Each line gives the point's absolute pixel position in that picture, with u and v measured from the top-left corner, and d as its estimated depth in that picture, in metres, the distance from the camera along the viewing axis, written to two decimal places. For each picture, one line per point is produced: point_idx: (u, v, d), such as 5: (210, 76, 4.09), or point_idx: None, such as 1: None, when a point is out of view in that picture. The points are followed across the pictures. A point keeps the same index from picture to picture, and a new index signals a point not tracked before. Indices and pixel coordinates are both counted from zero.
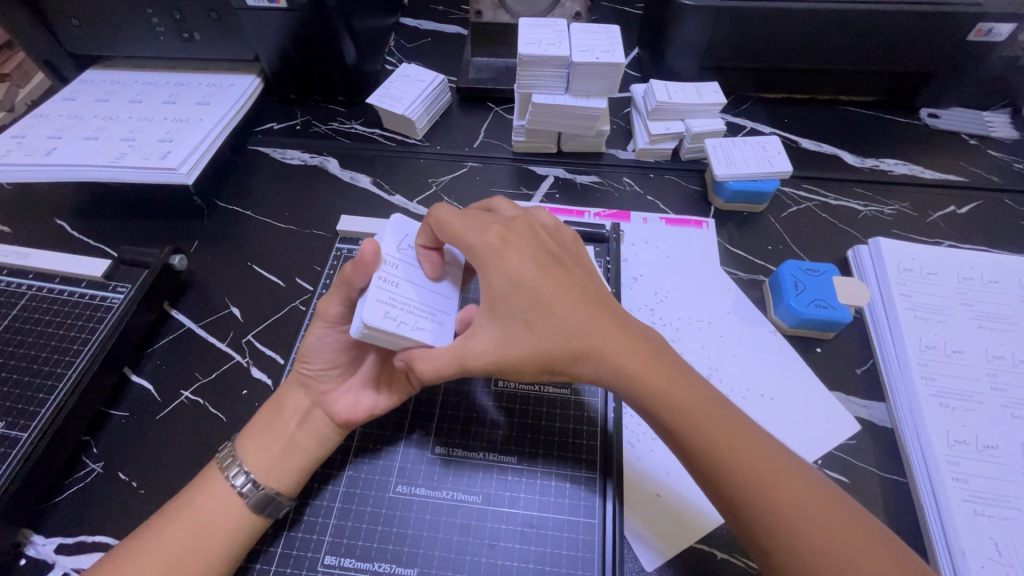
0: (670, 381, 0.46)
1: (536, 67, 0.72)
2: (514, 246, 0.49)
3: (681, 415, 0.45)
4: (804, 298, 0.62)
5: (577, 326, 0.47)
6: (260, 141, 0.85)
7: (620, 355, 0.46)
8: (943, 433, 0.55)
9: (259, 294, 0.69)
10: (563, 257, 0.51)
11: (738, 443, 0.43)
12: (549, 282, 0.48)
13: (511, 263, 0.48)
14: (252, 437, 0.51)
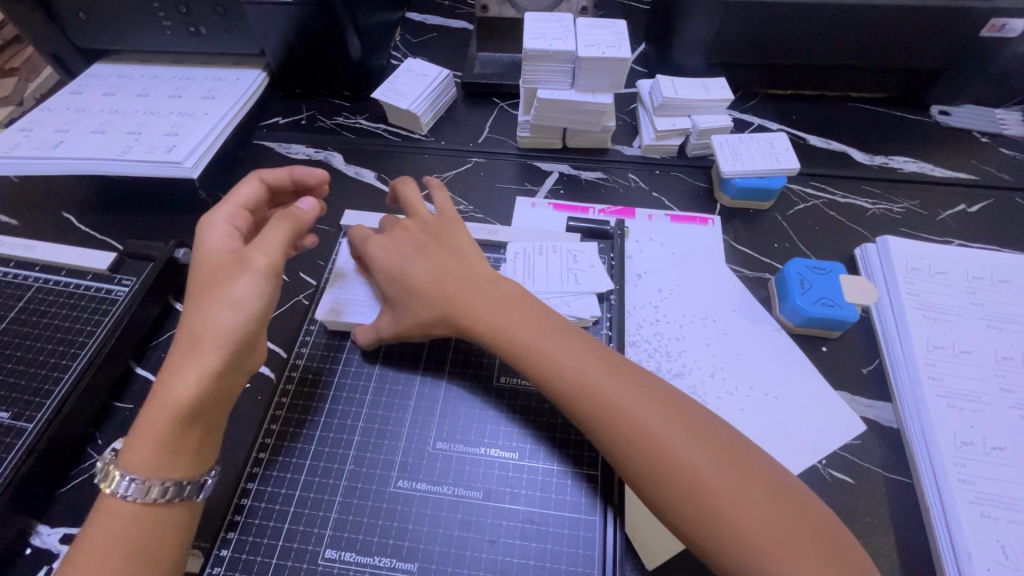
0: (577, 362, 0.48)
1: (541, 62, 0.71)
2: (405, 247, 0.58)
3: (590, 394, 0.47)
4: (809, 296, 0.61)
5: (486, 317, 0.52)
6: (265, 136, 0.85)
7: (531, 337, 0.50)
8: (950, 434, 0.55)
9: None
10: (465, 252, 0.57)
11: (651, 417, 0.45)
12: (448, 275, 0.54)
13: (397, 254, 0.57)
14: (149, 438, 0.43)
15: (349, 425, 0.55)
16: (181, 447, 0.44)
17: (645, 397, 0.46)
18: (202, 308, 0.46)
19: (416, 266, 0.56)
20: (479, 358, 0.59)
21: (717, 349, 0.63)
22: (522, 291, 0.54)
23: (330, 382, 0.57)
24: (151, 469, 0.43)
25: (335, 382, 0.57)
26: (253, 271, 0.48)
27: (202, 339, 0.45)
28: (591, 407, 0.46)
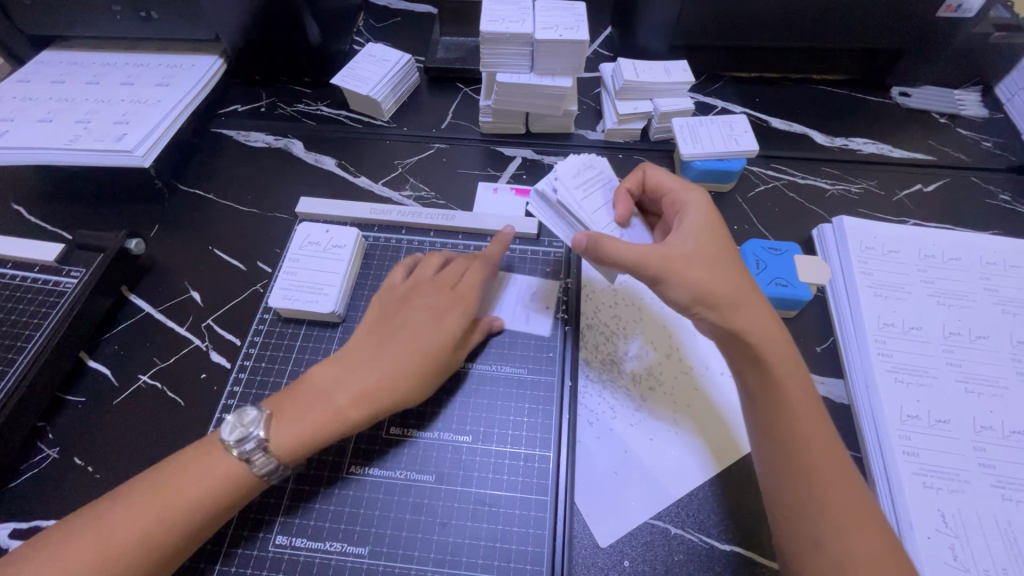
0: (784, 350, 0.49)
1: (499, 45, 0.70)
2: (706, 228, 0.53)
3: (786, 371, 0.48)
4: (764, 276, 0.62)
5: (755, 305, 0.50)
6: (223, 124, 0.84)
7: (760, 318, 0.49)
8: (896, 408, 0.56)
9: (220, 279, 0.68)
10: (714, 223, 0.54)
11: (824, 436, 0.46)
12: (715, 241, 0.52)
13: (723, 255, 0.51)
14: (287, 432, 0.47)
15: None
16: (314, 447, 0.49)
17: (820, 410, 0.48)
18: (407, 378, 0.50)
19: (703, 224, 0.53)
20: None
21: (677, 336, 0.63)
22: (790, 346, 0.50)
23: (284, 371, 0.57)
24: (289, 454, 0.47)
25: (289, 369, 0.57)
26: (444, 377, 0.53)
27: (385, 397, 0.49)
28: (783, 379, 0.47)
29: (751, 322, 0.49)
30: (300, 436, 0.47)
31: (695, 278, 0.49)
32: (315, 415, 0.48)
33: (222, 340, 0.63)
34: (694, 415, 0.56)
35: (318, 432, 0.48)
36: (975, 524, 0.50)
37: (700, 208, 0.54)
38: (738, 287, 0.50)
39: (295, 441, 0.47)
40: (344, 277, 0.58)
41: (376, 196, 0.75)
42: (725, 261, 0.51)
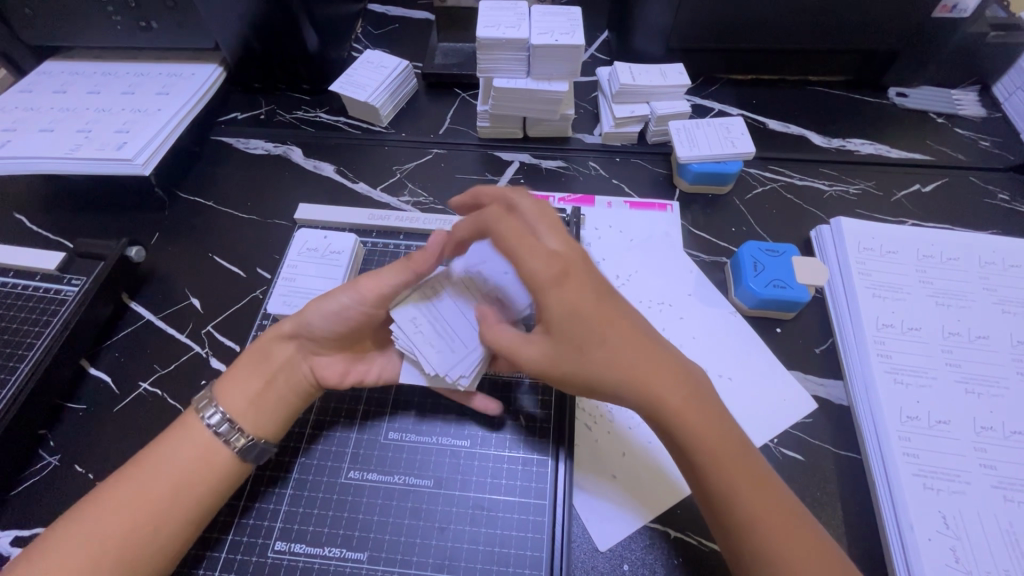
0: (711, 429, 0.44)
1: (495, 50, 0.71)
2: (566, 277, 0.48)
3: (720, 453, 0.43)
4: (761, 278, 0.62)
5: (666, 377, 0.45)
6: (223, 132, 0.84)
7: (678, 399, 0.44)
8: (896, 409, 0.56)
9: (219, 286, 0.68)
10: (587, 283, 0.48)
11: (756, 490, 0.42)
12: (592, 311, 0.47)
13: (574, 298, 0.47)
14: (233, 388, 0.51)
15: (302, 417, 0.55)
16: (263, 396, 0.51)
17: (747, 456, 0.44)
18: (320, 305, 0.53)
19: (568, 289, 0.47)
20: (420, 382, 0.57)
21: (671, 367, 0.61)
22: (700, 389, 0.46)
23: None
24: (238, 403, 0.50)
25: None
26: (353, 291, 0.52)
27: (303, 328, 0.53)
28: (716, 464, 0.43)
29: (668, 407, 0.44)
30: (245, 385, 0.51)
31: (581, 357, 0.46)
32: (249, 367, 0.52)
33: (222, 346, 0.63)
34: (618, 471, 0.53)
35: (261, 379, 0.52)
36: (976, 526, 0.49)
37: (555, 279, 0.47)
38: (630, 363, 0.45)
39: (243, 401, 0.50)
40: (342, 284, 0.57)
41: (374, 201, 0.76)
42: (614, 334, 0.46)
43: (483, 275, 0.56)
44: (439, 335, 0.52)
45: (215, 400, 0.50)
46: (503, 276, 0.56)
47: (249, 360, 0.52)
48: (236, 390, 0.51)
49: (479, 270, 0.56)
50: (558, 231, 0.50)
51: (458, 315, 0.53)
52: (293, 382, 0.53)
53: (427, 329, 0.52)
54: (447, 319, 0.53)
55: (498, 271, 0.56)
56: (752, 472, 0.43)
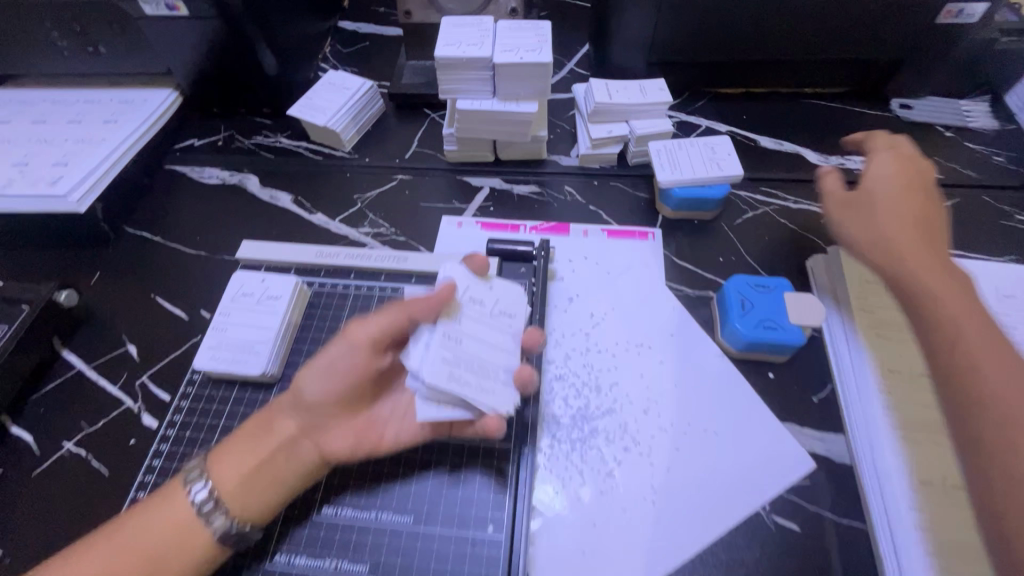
0: (1020, 385, 0.40)
1: (457, 70, 0.66)
2: (889, 176, 0.54)
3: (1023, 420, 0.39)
4: (749, 319, 0.56)
5: (948, 282, 0.47)
6: (178, 160, 0.79)
7: (941, 287, 0.46)
8: (905, 472, 0.49)
9: (161, 330, 0.63)
10: (920, 217, 0.51)
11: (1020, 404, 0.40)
12: (924, 246, 0.49)
13: (911, 199, 0.52)
14: (229, 462, 0.45)
15: None
16: (259, 475, 0.45)
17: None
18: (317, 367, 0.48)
19: (880, 225, 0.51)
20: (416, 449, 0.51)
21: (658, 413, 0.55)
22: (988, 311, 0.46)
23: (209, 440, 0.50)
24: (235, 480, 0.44)
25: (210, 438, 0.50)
26: (350, 342, 0.48)
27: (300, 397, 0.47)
28: (961, 366, 0.43)
29: (944, 334, 0.44)
30: (243, 461, 0.45)
31: (891, 231, 0.51)
32: (247, 442, 0.46)
33: (157, 400, 0.57)
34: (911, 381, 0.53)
35: (259, 457, 0.45)
36: None
37: (902, 184, 0.53)
38: (918, 254, 0.49)
39: (238, 479, 0.44)
40: (277, 335, 0.51)
41: (331, 233, 0.70)
42: (938, 238, 0.50)
43: (477, 302, 0.48)
44: (481, 374, 0.45)
45: (207, 472, 0.44)
46: (496, 295, 0.50)
47: (249, 433, 0.46)
48: (234, 468, 0.45)
49: (465, 296, 0.48)
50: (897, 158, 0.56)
51: (482, 346, 0.46)
52: (301, 455, 0.47)
53: (468, 373, 0.44)
54: (477, 356, 0.46)
55: (485, 292, 0.50)
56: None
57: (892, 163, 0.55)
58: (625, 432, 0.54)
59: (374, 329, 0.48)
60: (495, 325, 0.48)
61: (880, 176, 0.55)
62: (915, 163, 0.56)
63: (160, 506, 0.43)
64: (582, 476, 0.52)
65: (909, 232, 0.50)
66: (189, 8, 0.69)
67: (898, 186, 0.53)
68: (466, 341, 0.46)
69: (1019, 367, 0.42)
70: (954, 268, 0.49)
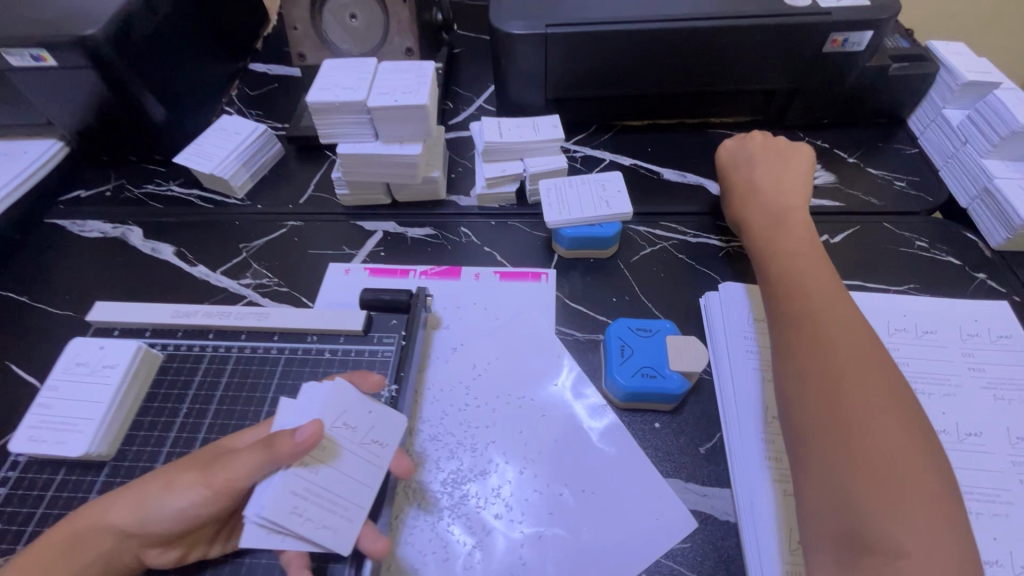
0: (844, 347, 0.46)
1: (333, 114, 0.64)
2: (788, 188, 0.62)
3: (827, 339, 0.46)
4: (629, 366, 0.53)
5: (824, 281, 0.52)
6: (60, 214, 0.76)
7: (812, 285, 0.51)
8: (786, 531, 0.45)
9: (11, 402, 0.58)
10: (796, 186, 0.62)
11: (849, 384, 0.43)
12: (790, 211, 0.59)
13: (768, 213, 0.60)
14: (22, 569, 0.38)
15: None
16: None
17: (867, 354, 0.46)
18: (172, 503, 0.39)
19: (761, 189, 0.62)
20: None
21: (533, 473, 0.51)
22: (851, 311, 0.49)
23: (23, 532, 0.45)
24: None
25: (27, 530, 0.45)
26: (210, 494, 0.39)
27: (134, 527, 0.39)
28: (802, 354, 0.47)
29: (792, 277, 0.53)
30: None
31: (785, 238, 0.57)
32: (53, 555, 0.38)
33: None
34: None
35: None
36: None
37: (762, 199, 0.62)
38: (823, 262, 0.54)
39: None
40: (106, 411, 0.47)
41: (211, 287, 0.66)
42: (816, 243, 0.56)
43: (348, 425, 0.42)
44: (329, 507, 0.39)
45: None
46: (372, 420, 0.44)
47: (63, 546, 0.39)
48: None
49: (336, 420, 0.42)
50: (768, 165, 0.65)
51: (342, 478, 0.41)
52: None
53: (314, 509, 0.39)
54: (330, 489, 0.40)
55: (362, 416, 0.43)
56: (867, 371, 0.44)
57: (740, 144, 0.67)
58: (498, 496, 0.50)
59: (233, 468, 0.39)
60: (362, 455, 0.42)
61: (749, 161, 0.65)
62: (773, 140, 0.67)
63: None
64: (450, 546, 0.48)
65: (807, 241, 0.57)
66: (56, 59, 0.67)
67: (761, 160, 0.65)
68: (325, 474, 0.40)
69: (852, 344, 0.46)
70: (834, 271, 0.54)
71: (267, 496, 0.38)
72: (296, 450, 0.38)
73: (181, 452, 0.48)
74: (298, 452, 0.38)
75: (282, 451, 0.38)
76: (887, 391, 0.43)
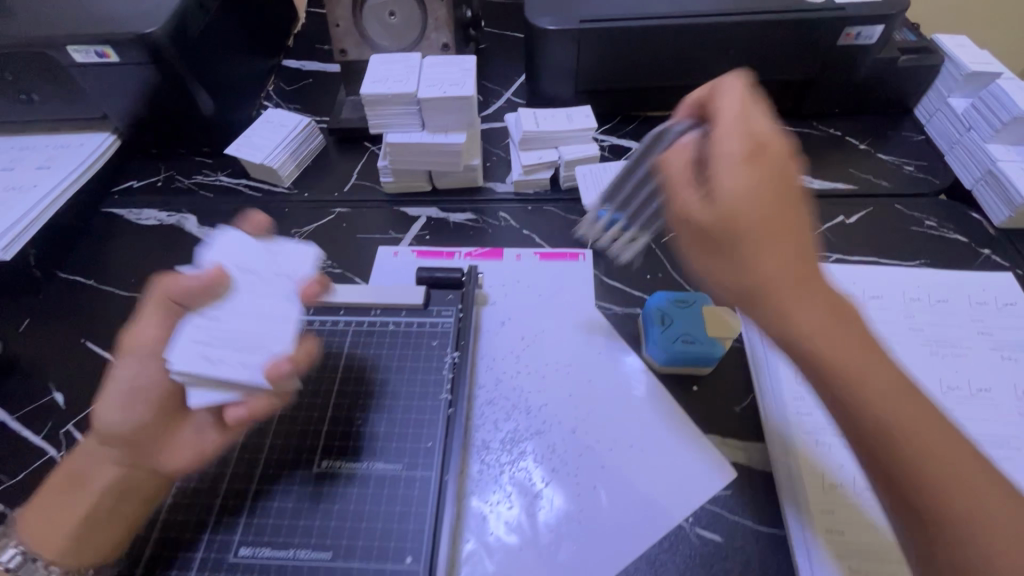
0: (955, 471, 0.34)
1: (384, 106, 0.68)
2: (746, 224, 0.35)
3: (943, 472, 0.34)
4: (669, 334, 0.57)
5: (877, 364, 0.35)
6: (115, 203, 0.79)
7: (872, 379, 0.35)
8: (816, 476, 0.51)
9: (89, 376, 0.62)
10: (770, 207, 0.35)
11: (994, 521, 0.33)
12: (824, 268, 0.35)
13: (805, 285, 0.35)
14: (43, 507, 0.46)
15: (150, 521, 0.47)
16: (66, 519, 0.45)
17: (970, 464, 0.34)
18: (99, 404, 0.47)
19: (743, 214, 0.35)
20: (333, 490, 0.48)
21: (585, 432, 0.56)
22: (912, 389, 0.35)
23: None
24: (48, 525, 0.45)
25: None
26: (133, 367, 0.46)
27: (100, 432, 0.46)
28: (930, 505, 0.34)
29: (861, 386, 0.34)
30: (54, 506, 0.46)
31: (824, 323, 0.34)
32: (61, 484, 0.47)
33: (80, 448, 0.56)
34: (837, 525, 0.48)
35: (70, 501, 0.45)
36: None
37: (773, 253, 0.35)
38: (855, 337, 0.35)
39: (47, 520, 0.45)
40: None
41: None
42: (812, 282, 0.35)
43: (251, 273, 0.47)
44: (228, 342, 0.43)
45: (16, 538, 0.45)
46: (279, 266, 0.48)
47: (63, 488, 0.47)
48: (51, 527, 0.45)
49: (234, 266, 0.47)
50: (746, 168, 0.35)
51: (236, 315, 0.44)
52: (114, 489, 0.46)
53: (216, 344, 0.43)
54: (230, 327, 0.44)
55: (256, 263, 0.47)
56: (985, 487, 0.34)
57: (752, 181, 0.35)
58: (553, 452, 0.55)
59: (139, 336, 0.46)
60: (267, 299, 0.45)
61: (769, 189, 0.35)
62: (763, 133, 0.37)
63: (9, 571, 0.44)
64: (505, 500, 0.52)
65: (845, 309, 0.36)
66: (119, 55, 0.70)
67: (756, 171, 0.36)
68: (217, 314, 0.44)
69: (959, 462, 0.34)
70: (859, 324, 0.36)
71: (178, 344, 0.43)
72: (197, 287, 0.44)
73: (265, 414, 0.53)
74: (203, 288, 0.44)
75: (183, 292, 0.44)
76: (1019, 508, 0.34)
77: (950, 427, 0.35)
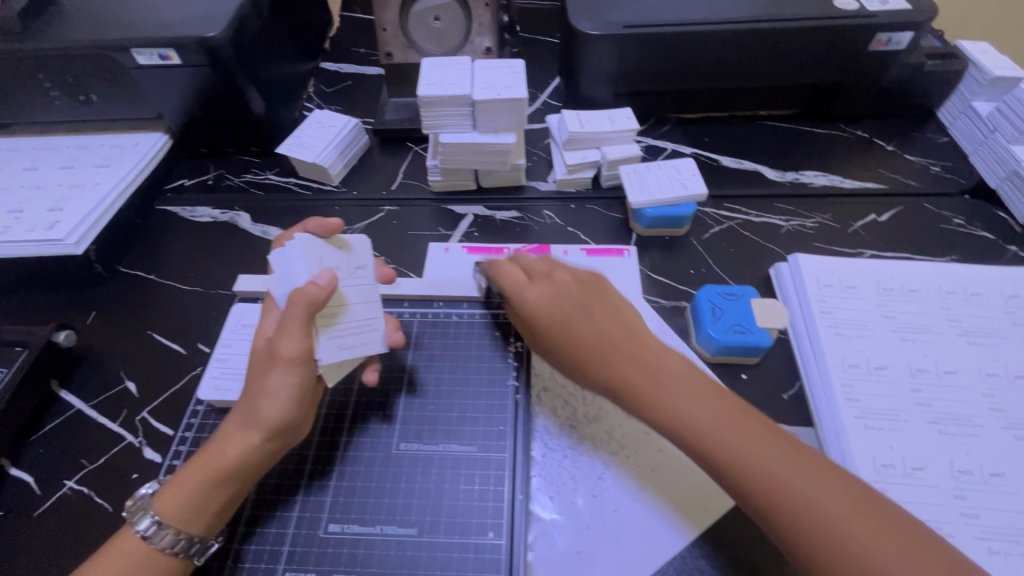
0: (752, 456, 0.45)
1: (438, 107, 0.70)
2: (567, 314, 0.52)
3: (743, 465, 0.45)
4: (721, 324, 0.60)
5: (689, 400, 0.48)
6: (169, 201, 0.82)
7: (685, 412, 0.47)
8: (870, 458, 0.53)
9: (159, 365, 0.64)
10: (567, 302, 0.53)
11: (792, 482, 0.43)
12: (610, 347, 0.50)
13: (603, 361, 0.50)
14: (176, 494, 0.44)
15: None
16: (216, 501, 0.45)
17: (764, 445, 0.45)
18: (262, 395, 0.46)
19: (563, 314, 0.52)
20: (411, 470, 0.51)
21: None
22: (719, 404, 0.48)
23: None
24: (191, 511, 0.44)
25: None
26: (295, 363, 0.46)
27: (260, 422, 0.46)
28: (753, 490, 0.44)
29: (673, 425, 0.48)
30: (194, 491, 0.44)
31: (643, 389, 0.49)
32: (199, 469, 0.45)
33: (156, 434, 0.59)
34: None
35: (210, 484, 0.45)
36: None
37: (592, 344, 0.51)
38: (668, 383, 0.49)
39: (188, 504, 0.44)
40: None
41: None
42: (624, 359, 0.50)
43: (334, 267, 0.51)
44: (358, 329, 0.50)
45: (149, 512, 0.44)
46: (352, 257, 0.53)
47: (211, 477, 0.45)
48: (197, 509, 0.44)
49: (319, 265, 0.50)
50: (550, 290, 0.54)
51: (354, 307, 0.50)
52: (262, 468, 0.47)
53: (350, 334, 0.49)
54: (353, 318, 0.50)
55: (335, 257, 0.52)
56: (782, 458, 0.44)
57: (553, 295, 0.53)
58: None
59: (292, 335, 0.46)
60: (360, 282, 0.52)
61: (563, 312, 0.53)
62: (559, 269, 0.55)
63: (114, 546, 0.44)
64: (574, 482, 0.52)
65: (658, 370, 0.49)
66: (181, 58, 0.73)
67: (568, 286, 0.54)
68: (346, 312, 0.50)
69: (760, 443, 0.45)
70: (668, 364, 0.50)
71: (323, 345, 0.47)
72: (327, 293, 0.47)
73: (340, 400, 0.55)
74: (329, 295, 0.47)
75: (314, 300, 0.46)
76: (816, 469, 0.44)
77: (751, 423, 0.47)
